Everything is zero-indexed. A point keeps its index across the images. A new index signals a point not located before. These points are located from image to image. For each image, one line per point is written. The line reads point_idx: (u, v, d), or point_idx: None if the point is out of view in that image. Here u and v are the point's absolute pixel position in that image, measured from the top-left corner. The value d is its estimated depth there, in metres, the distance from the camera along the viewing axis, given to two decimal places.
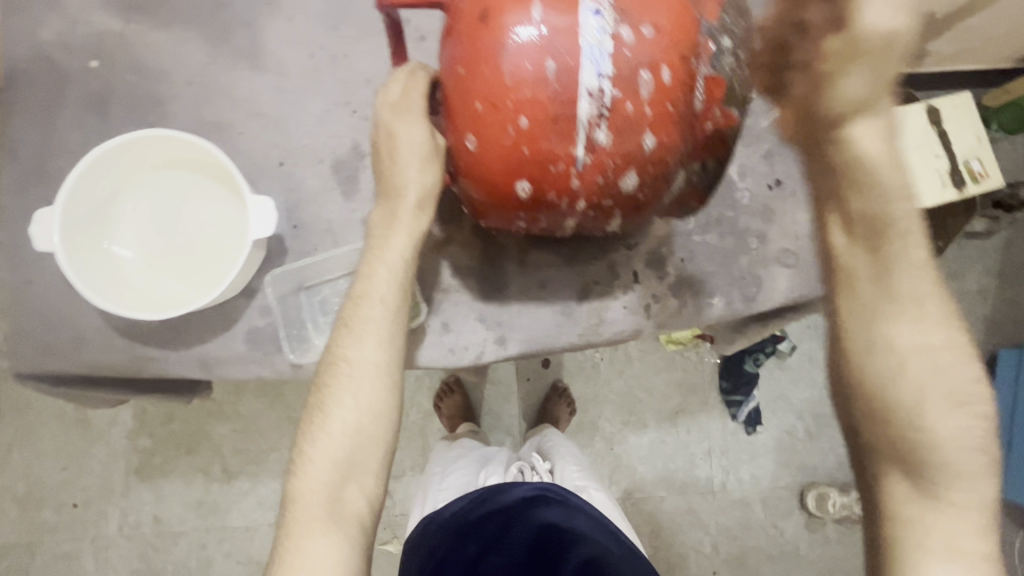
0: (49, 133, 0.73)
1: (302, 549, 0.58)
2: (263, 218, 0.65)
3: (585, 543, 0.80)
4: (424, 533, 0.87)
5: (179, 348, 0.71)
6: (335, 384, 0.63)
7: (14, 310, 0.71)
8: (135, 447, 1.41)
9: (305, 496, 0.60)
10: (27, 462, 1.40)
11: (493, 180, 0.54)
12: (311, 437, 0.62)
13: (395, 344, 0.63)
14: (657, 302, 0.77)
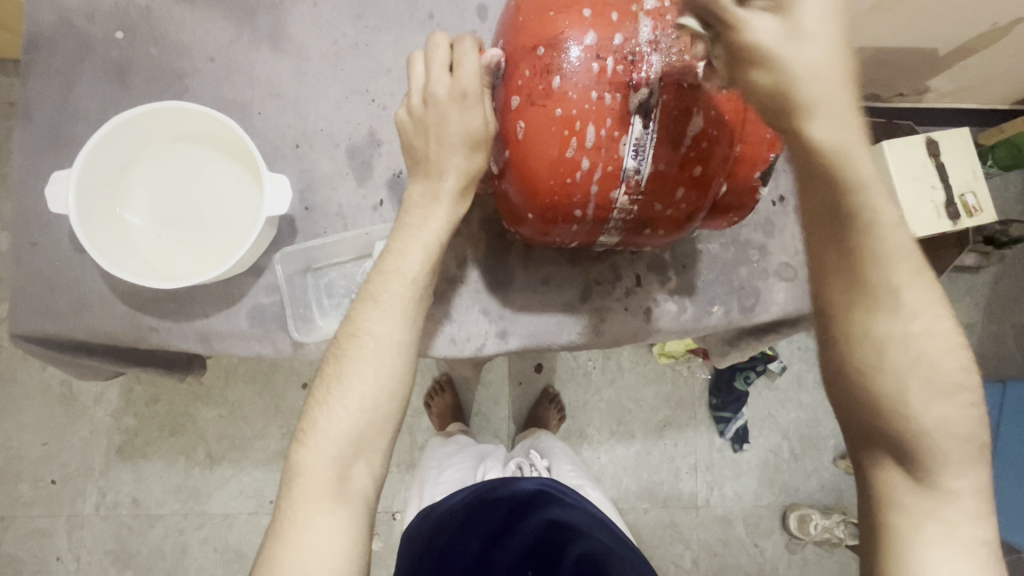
0: (67, 100, 0.73)
1: (307, 520, 0.53)
2: (277, 195, 0.65)
3: (586, 538, 0.79)
4: (422, 523, 0.90)
5: (181, 320, 0.72)
6: (353, 357, 0.59)
7: (18, 272, 0.71)
8: (119, 426, 1.39)
9: (313, 468, 0.55)
10: (7, 435, 1.37)
11: (550, 65, 0.53)
12: (321, 406, 0.58)
13: (419, 295, 0.61)
14: (657, 306, 0.79)
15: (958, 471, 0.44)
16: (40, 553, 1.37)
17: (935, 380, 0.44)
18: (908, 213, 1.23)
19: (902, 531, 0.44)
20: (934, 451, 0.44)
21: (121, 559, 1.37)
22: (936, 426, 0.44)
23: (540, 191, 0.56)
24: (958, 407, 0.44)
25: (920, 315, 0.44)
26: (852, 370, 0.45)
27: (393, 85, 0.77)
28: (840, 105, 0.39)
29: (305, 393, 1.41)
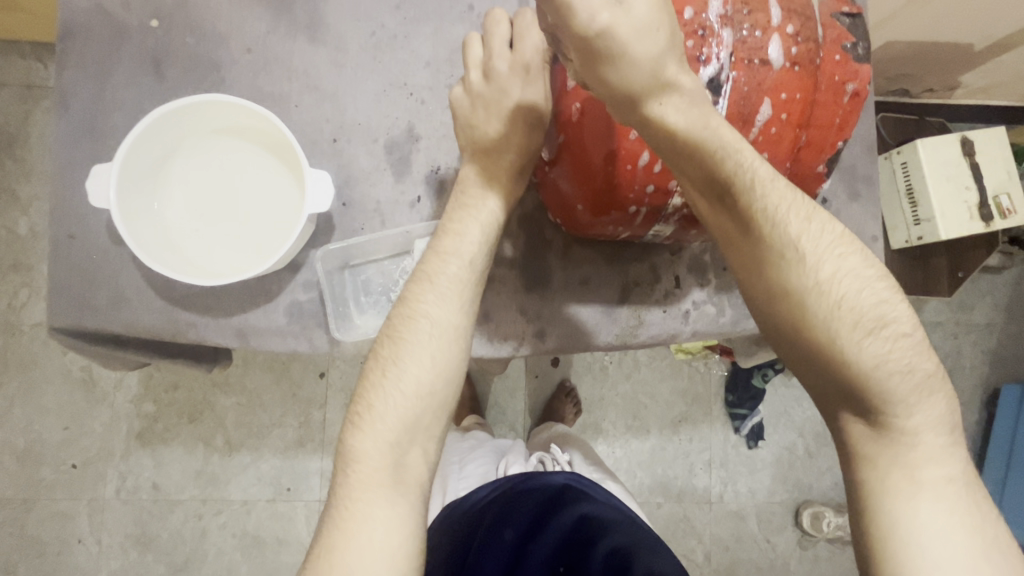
0: (103, 89, 0.72)
1: (365, 511, 0.52)
2: (318, 191, 0.64)
3: (616, 530, 0.79)
4: (449, 520, 0.85)
5: (219, 315, 0.71)
6: (409, 339, 0.58)
7: (54, 264, 0.70)
8: (139, 412, 1.40)
9: (370, 454, 0.54)
10: (29, 419, 1.38)
11: None
12: (377, 391, 0.56)
13: (476, 277, 0.60)
14: (695, 308, 0.78)
15: (919, 415, 0.48)
16: (62, 534, 1.38)
17: (858, 318, 0.48)
18: (940, 213, 1.21)
19: (876, 482, 0.48)
20: (885, 394, 0.47)
21: (142, 542, 1.39)
22: (881, 370, 0.47)
23: (597, 176, 0.57)
24: (885, 343, 0.47)
25: (825, 262, 0.49)
26: (791, 324, 0.50)
27: (432, 79, 0.75)
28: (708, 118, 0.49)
29: (323, 382, 1.41)
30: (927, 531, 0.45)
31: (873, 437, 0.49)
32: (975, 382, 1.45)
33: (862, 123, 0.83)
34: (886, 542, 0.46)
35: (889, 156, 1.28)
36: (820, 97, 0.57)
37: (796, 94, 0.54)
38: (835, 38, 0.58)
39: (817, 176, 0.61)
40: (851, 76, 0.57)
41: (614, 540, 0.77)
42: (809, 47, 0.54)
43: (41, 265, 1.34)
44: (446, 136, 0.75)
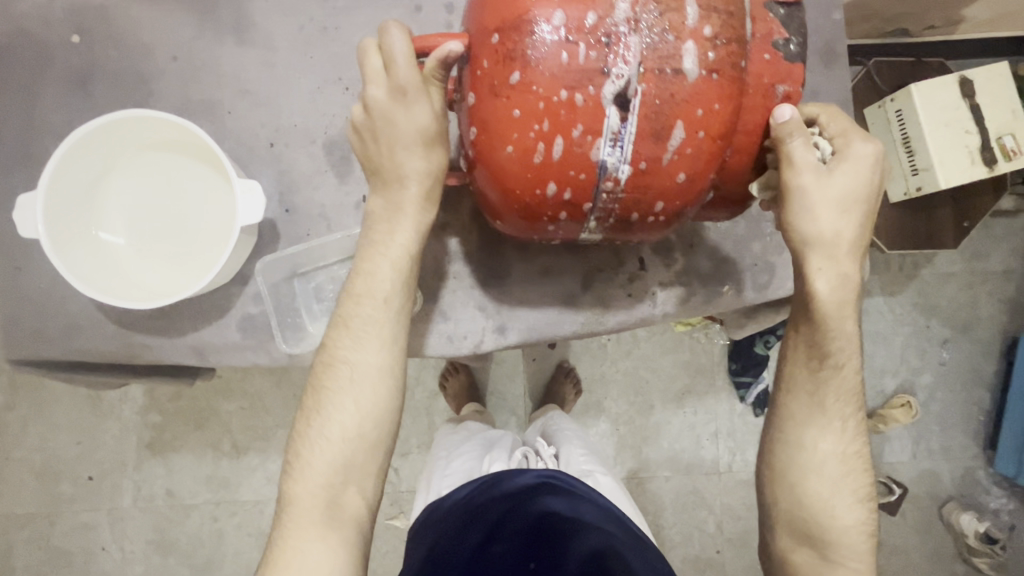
0: (34, 113, 0.70)
1: (299, 548, 0.55)
2: (250, 201, 0.62)
3: (590, 533, 0.80)
4: (428, 520, 0.89)
5: (174, 335, 0.70)
6: (334, 387, 0.59)
7: (7, 296, 0.69)
8: (146, 423, 1.43)
9: (302, 496, 0.57)
10: (43, 437, 1.42)
11: (513, 54, 0.48)
12: (306, 441, 0.58)
13: (395, 316, 0.60)
14: (663, 289, 0.74)
15: (851, 451, 0.61)
16: (86, 544, 1.43)
17: (843, 385, 0.61)
18: (939, 160, 1.13)
19: (809, 497, 0.61)
20: (825, 429, 0.61)
21: (163, 547, 1.43)
22: (837, 410, 0.61)
23: (507, 200, 0.53)
24: (841, 396, 0.61)
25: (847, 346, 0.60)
26: (803, 380, 0.62)
27: None
28: (837, 248, 0.58)
29: None
30: (838, 532, 0.60)
31: (816, 468, 0.61)
32: None
33: (836, 75, 0.77)
34: (809, 533, 0.61)
35: (882, 103, 1.20)
36: (748, 101, 0.52)
37: (714, 105, 0.48)
38: (765, 34, 0.52)
39: (749, 183, 0.58)
40: (783, 78, 0.53)
41: (588, 544, 0.78)
42: (731, 51, 0.49)
43: None
44: None
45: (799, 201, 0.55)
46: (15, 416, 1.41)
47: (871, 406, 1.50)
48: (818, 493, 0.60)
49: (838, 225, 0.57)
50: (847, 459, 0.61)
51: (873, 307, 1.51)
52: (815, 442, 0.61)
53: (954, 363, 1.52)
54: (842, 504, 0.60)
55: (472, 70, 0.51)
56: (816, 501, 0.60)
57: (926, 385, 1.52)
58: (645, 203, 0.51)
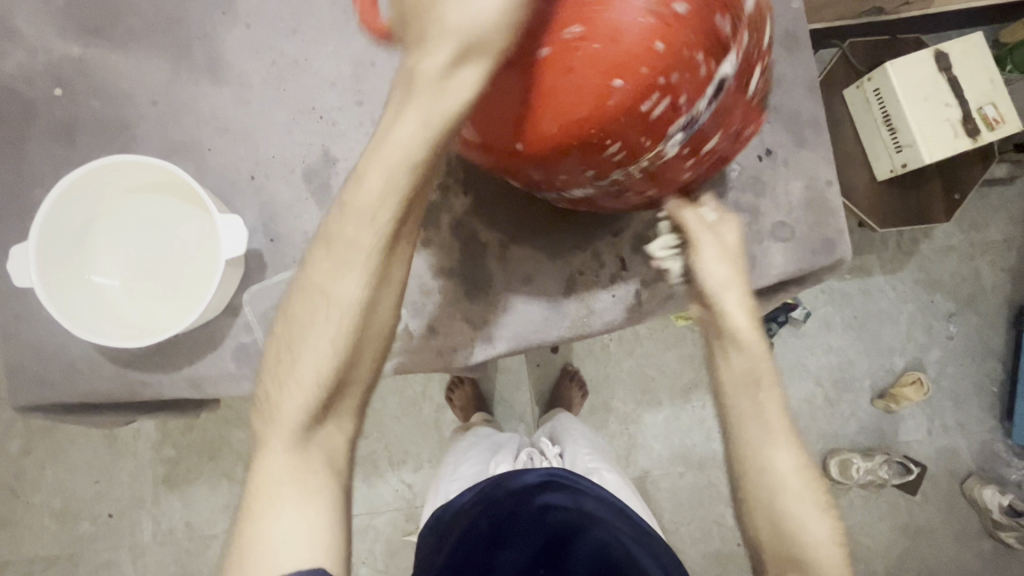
0: (21, 166, 0.73)
1: (271, 512, 0.50)
2: (233, 235, 0.63)
3: (598, 528, 0.83)
4: (434, 527, 0.88)
5: (171, 370, 0.72)
6: (309, 317, 0.51)
7: (7, 345, 0.71)
8: (161, 457, 1.45)
9: (275, 455, 0.52)
10: (61, 479, 1.44)
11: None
12: (278, 385, 0.52)
13: (382, 235, 0.48)
14: (646, 287, 0.75)
15: (804, 462, 0.63)
16: None
17: (773, 401, 0.65)
18: (922, 135, 1.13)
19: (778, 512, 0.61)
20: (774, 445, 0.63)
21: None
22: (778, 426, 0.64)
23: (556, 130, 0.47)
24: (776, 410, 0.65)
25: (766, 367, 0.65)
26: (738, 405, 0.65)
27: (340, 99, 0.74)
28: (736, 282, 0.64)
29: None
30: (813, 545, 0.60)
31: (778, 483, 0.62)
32: None
33: (801, 63, 0.78)
34: (787, 547, 0.61)
35: (861, 84, 1.21)
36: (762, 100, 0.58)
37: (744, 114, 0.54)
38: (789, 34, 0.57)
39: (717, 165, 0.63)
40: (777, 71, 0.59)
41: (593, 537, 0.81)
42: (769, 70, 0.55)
43: None
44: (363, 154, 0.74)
45: (699, 259, 0.64)
46: (34, 460, 1.44)
47: (880, 386, 1.49)
48: (788, 508, 0.61)
49: (730, 266, 0.64)
50: (806, 474, 0.62)
51: (874, 286, 1.50)
52: (769, 455, 0.63)
53: (962, 336, 1.51)
54: (808, 512, 0.61)
55: None
56: (786, 511, 0.61)
57: (935, 360, 1.51)
58: (651, 183, 0.56)
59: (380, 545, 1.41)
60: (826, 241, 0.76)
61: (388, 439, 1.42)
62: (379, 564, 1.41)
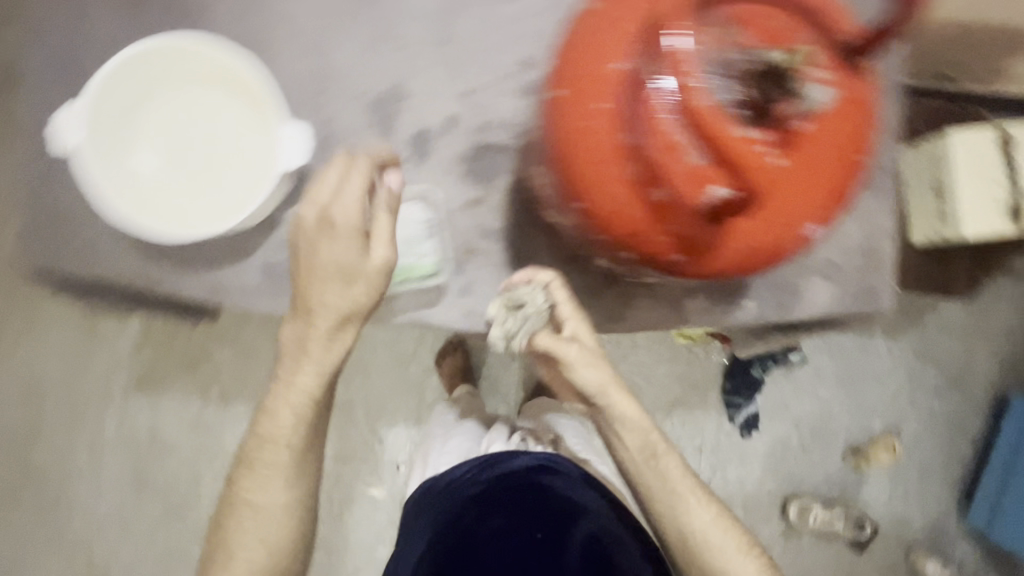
0: (79, 23, 0.68)
1: (250, 511, 0.69)
2: (296, 146, 0.62)
3: (589, 517, 0.83)
4: (427, 493, 0.91)
5: (194, 269, 0.69)
6: (286, 378, 0.66)
7: (29, 205, 0.68)
8: (136, 358, 1.42)
9: (257, 483, 0.68)
10: (33, 357, 1.41)
11: (642, 219, 0.44)
12: (262, 430, 0.67)
13: (333, 336, 0.63)
14: (688, 295, 0.74)
15: (714, 515, 0.78)
16: (64, 467, 1.43)
17: (677, 475, 0.78)
18: (967, 209, 1.13)
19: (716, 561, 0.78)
20: (694, 519, 0.77)
21: (139, 481, 1.43)
22: (685, 505, 0.77)
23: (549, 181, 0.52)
24: (683, 484, 0.78)
25: (655, 454, 0.77)
26: (653, 496, 0.78)
27: (423, 33, 0.71)
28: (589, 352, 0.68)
29: None
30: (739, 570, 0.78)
31: (702, 538, 0.77)
32: None
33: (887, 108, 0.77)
34: None
35: (918, 146, 1.20)
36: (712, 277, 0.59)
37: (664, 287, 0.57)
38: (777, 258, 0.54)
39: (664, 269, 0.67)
40: None
41: (586, 528, 0.82)
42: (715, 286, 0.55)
43: None
44: (435, 95, 0.71)
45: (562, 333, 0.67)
46: (9, 332, 1.40)
47: (855, 442, 1.51)
48: (683, 510, 0.77)
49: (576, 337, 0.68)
50: (716, 516, 0.78)
51: (873, 346, 1.52)
52: (663, 476, 0.77)
53: (944, 413, 1.54)
54: (695, 508, 0.78)
55: (632, 171, 0.43)
56: (683, 518, 0.77)
57: (911, 431, 1.53)
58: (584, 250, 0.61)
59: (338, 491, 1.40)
60: (868, 290, 0.76)
61: (369, 390, 1.39)
62: (334, 509, 1.40)
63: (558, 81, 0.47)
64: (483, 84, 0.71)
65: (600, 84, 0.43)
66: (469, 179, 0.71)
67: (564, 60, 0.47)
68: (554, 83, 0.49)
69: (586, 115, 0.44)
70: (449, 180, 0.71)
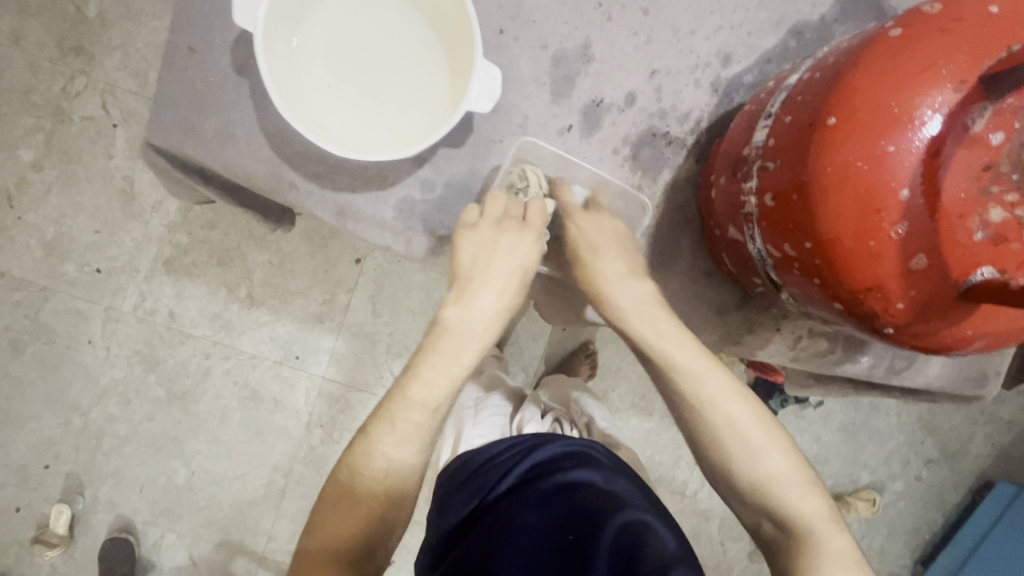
0: None
1: (387, 453, 0.59)
2: (485, 88, 0.57)
3: (627, 509, 0.65)
4: (457, 474, 0.78)
5: (326, 185, 0.65)
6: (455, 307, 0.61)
7: (166, 71, 0.62)
8: (171, 239, 1.27)
9: (404, 430, 0.60)
10: (62, 211, 1.25)
11: (889, 279, 0.41)
12: (429, 368, 0.60)
13: (509, 234, 0.62)
14: (808, 337, 0.72)
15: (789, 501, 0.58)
16: (74, 331, 1.28)
17: (746, 440, 0.60)
18: None
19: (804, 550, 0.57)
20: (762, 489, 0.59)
21: (147, 362, 1.29)
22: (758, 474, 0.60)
23: (773, 203, 0.48)
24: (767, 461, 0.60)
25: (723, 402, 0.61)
26: (718, 445, 0.61)
27: None
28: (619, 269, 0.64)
29: (358, 269, 1.29)
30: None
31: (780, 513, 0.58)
32: (973, 470, 1.45)
33: None
34: None
35: None
36: None
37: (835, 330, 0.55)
38: None
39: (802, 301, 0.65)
40: None
41: (619, 520, 0.62)
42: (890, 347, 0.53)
43: (107, 58, 1.23)
44: (620, 66, 0.66)
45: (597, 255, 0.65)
46: (40, 180, 1.24)
47: (838, 489, 1.42)
48: (753, 475, 0.59)
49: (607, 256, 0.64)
50: (799, 493, 0.59)
51: (884, 405, 1.42)
52: (761, 459, 0.59)
53: (929, 483, 1.44)
54: (807, 503, 0.58)
55: (902, 230, 0.40)
56: (790, 512, 0.58)
57: (895, 491, 1.44)
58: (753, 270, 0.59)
59: (342, 416, 1.32)
60: (980, 376, 0.76)
61: (394, 328, 1.31)
62: (334, 433, 1.32)
63: (829, 106, 0.43)
64: (675, 68, 0.66)
65: (893, 128, 0.39)
66: (633, 167, 0.67)
67: (844, 85, 0.43)
68: (819, 106, 0.44)
69: (868, 155, 0.40)
70: (611, 162, 0.67)
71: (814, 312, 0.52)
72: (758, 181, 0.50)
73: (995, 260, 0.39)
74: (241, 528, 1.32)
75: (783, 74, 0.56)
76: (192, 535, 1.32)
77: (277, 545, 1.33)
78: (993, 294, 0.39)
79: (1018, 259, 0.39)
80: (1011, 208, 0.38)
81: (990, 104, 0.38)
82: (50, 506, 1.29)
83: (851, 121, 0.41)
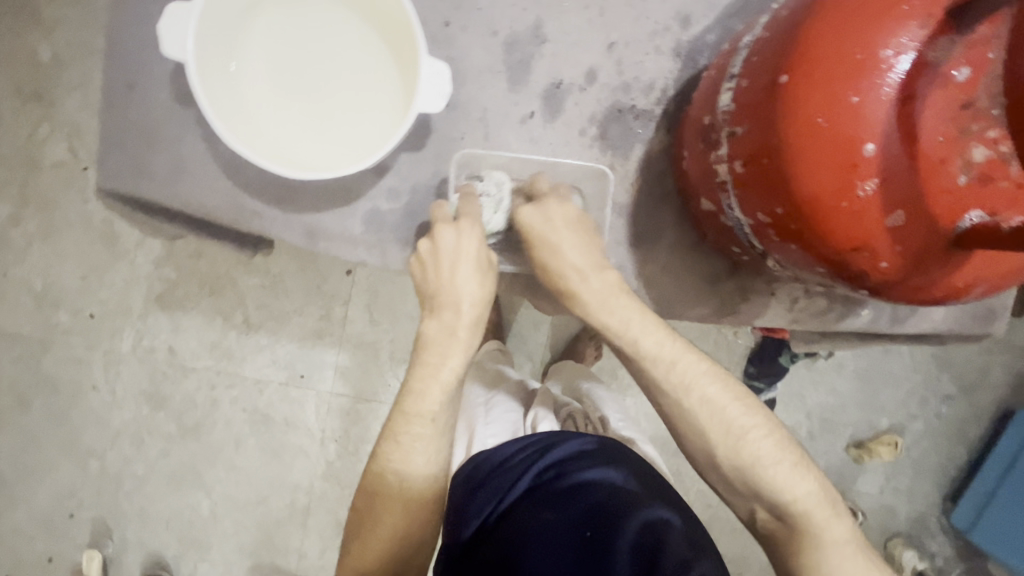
0: None
1: (398, 468, 0.60)
2: (435, 85, 0.54)
3: (647, 505, 0.64)
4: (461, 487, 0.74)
5: (289, 208, 0.63)
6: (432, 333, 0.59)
7: (110, 111, 0.60)
8: (159, 275, 1.26)
9: (408, 446, 0.60)
10: (47, 261, 1.24)
11: (871, 234, 0.39)
12: (422, 380, 0.59)
13: (471, 256, 0.58)
14: (805, 296, 0.70)
15: (773, 475, 0.56)
16: (77, 380, 1.28)
17: (726, 424, 0.57)
18: None
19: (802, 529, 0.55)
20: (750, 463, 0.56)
21: (154, 400, 1.29)
22: (753, 451, 0.57)
23: (745, 168, 0.45)
24: (754, 442, 0.57)
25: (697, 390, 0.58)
26: (698, 427, 0.58)
27: None
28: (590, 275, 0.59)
29: (349, 280, 1.28)
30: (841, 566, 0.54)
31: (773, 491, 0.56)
32: (992, 400, 1.43)
33: None
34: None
35: None
36: None
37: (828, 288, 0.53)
38: None
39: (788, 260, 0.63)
40: None
41: (638, 517, 0.62)
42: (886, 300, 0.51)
43: (67, 101, 1.20)
44: (576, 43, 0.63)
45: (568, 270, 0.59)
46: (20, 233, 1.23)
47: (859, 437, 1.40)
48: (754, 457, 0.56)
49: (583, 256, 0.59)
50: (794, 468, 0.56)
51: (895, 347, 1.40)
52: (748, 444, 0.57)
53: (950, 420, 1.42)
54: (801, 489, 0.56)
55: (874, 184, 0.38)
56: (780, 498, 0.56)
57: (916, 431, 1.42)
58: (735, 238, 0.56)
59: (354, 428, 1.31)
60: (987, 312, 0.74)
61: (394, 334, 1.30)
62: (348, 446, 1.31)
63: (789, 58, 0.41)
64: (633, 37, 0.63)
65: (858, 75, 0.37)
66: (603, 146, 0.65)
67: (803, 36, 0.40)
68: (778, 61, 0.42)
69: (833, 109, 0.38)
70: (579, 144, 0.65)
71: (802, 275, 0.50)
72: (727, 146, 0.48)
73: (983, 201, 0.37)
74: (272, 549, 1.33)
75: (741, 32, 0.53)
76: (224, 563, 1.33)
77: (308, 563, 1.33)
78: (982, 239, 0.37)
79: (1007, 196, 0.37)
80: (995, 144, 0.36)
81: (959, 37, 0.36)
82: (81, 552, 1.30)
83: (813, 74, 0.39)
